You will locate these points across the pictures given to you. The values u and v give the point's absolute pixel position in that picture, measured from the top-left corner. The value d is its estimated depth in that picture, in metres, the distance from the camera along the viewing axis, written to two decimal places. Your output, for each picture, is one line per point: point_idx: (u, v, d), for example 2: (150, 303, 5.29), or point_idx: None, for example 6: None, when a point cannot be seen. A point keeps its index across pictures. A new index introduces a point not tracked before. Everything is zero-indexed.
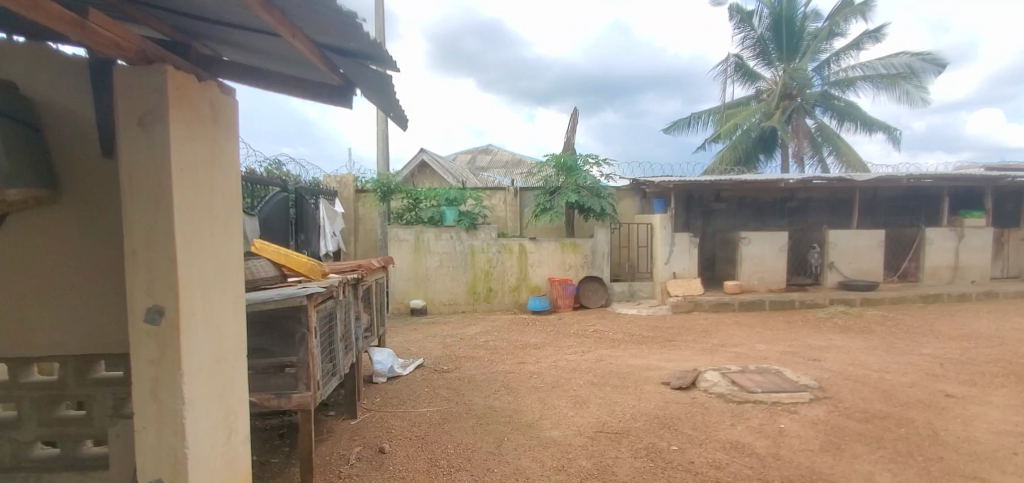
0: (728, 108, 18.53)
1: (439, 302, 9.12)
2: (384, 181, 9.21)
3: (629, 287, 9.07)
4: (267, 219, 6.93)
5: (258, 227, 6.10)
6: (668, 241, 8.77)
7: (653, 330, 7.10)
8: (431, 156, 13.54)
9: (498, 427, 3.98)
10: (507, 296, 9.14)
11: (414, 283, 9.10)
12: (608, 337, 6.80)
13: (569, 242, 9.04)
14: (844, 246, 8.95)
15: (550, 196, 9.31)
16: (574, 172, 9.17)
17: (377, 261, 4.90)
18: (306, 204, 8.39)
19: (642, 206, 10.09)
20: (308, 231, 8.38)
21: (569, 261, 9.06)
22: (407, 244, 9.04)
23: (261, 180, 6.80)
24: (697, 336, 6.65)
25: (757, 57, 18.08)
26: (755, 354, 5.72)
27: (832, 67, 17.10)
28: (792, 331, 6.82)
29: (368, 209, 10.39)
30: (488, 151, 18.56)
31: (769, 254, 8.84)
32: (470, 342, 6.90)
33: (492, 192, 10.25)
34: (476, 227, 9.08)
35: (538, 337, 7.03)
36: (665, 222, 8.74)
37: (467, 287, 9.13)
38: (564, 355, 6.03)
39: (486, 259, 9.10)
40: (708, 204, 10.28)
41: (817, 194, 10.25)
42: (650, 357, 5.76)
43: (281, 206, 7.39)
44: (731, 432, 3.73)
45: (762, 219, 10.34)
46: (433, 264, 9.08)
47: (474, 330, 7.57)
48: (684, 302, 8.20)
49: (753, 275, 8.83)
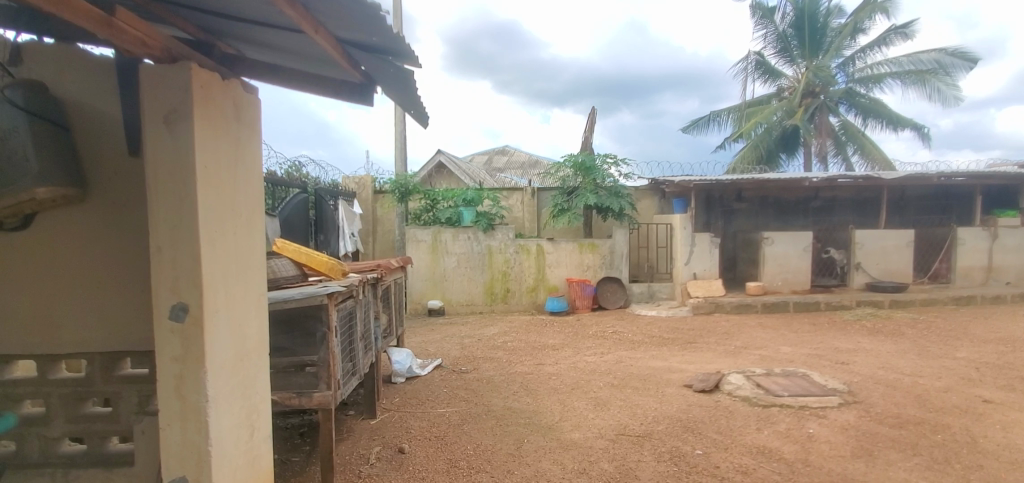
0: (748, 107, 18.30)
1: (456, 302, 9.12)
2: (402, 181, 9.30)
3: (648, 288, 8.96)
4: (286, 219, 7.01)
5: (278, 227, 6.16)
6: (687, 241, 8.63)
7: (673, 332, 6.99)
8: (448, 157, 13.61)
9: (517, 428, 3.94)
10: (525, 297, 9.09)
11: (431, 283, 9.12)
12: (627, 339, 6.71)
13: (587, 242, 8.97)
14: (871, 246, 8.74)
15: (568, 197, 9.26)
16: (592, 172, 9.10)
17: (395, 260, 4.90)
18: (325, 205, 8.46)
19: (661, 206, 9.97)
20: (326, 232, 8.45)
21: (587, 262, 8.99)
22: (425, 244, 9.07)
23: (277, 181, 6.86)
24: (719, 339, 6.52)
25: (777, 54, 17.90)
26: (780, 357, 5.59)
27: (856, 63, 16.96)
28: (818, 333, 6.66)
29: (385, 210, 10.44)
30: (505, 152, 18.56)
31: (793, 255, 8.67)
32: (488, 342, 6.87)
33: (509, 192, 10.24)
34: (493, 228, 9.06)
35: (557, 338, 6.97)
36: (684, 221, 8.60)
37: (485, 288, 9.11)
38: (583, 356, 5.96)
39: (504, 260, 9.07)
40: (729, 204, 10.13)
41: (842, 193, 10.03)
42: (671, 359, 5.66)
43: (300, 206, 7.49)
44: (758, 437, 3.64)
45: (784, 220, 10.17)
46: (451, 265, 9.09)
47: (492, 331, 7.54)
48: (705, 304, 8.07)
49: (775, 276, 8.65)
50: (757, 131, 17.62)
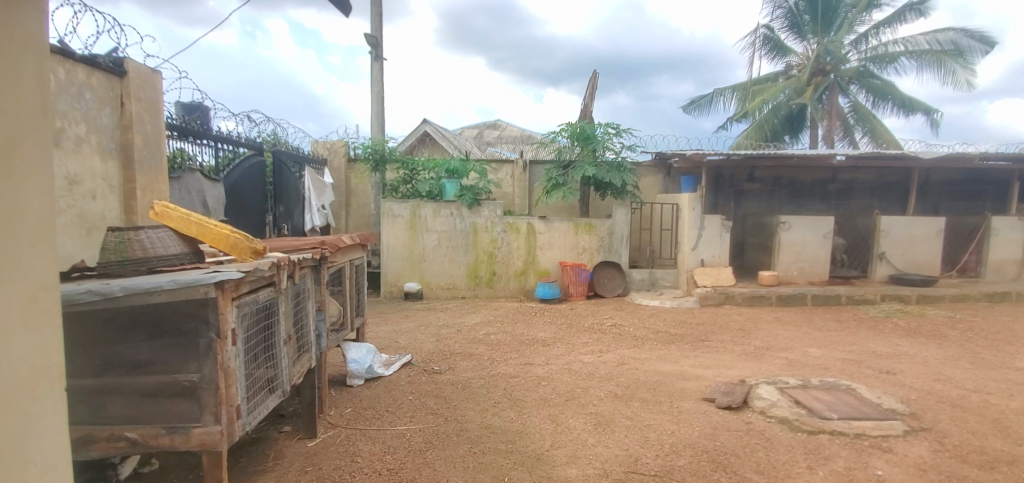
0: (755, 84, 17.34)
1: (435, 286, 8.17)
2: (377, 148, 8.27)
3: (650, 275, 8.04)
4: (232, 185, 5.97)
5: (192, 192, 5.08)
6: (696, 224, 7.71)
7: (680, 326, 6.12)
8: (434, 126, 12.54)
9: (497, 459, 3.02)
10: (512, 281, 8.15)
11: (409, 263, 8.15)
12: (629, 334, 5.83)
13: (584, 222, 8.03)
14: (897, 235, 7.89)
15: (563, 171, 8.29)
16: (591, 142, 8.13)
17: (350, 237, 3.91)
18: (287, 171, 7.40)
19: (666, 185, 9.00)
20: (288, 203, 7.42)
21: (583, 244, 8.06)
22: (403, 220, 8.10)
23: (222, 138, 5.81)
24: (734, 336, 5.67)
25: (788, 29, 16.90)
26: (812, 362, 4.73)
27: (870, 41, 16.02)
28: (847, 332, 5.81)
29: (360, 181, 9.40)
30: (497, 126, 17.45)
31: (811, 242, 7.80)
32: (469, 334, 5.95)
33: (499, 165, 9.26)
34: (479, 203, 8.07)
35: (548, 330, 6.06)
36: (693, 201, 7.67)
37: (468, 270, 8.15)
38: (580, 355, 5.06)
39: (490, 239, 8.11)
40: (739, 184, 9.28)
41: (862, 176, 9.20)
42: (683, 361, 4.78)
43: (253, 171, 6.46)
44: (812, 480, 2.75)
45: (797, 202, 9.37)
46: (430, 243, 8.12)
47: (473, 320, 6.64)
48: (714, 294, 7.21)
49: (791, 265, 7.80)
50: (763, 110, 16.67)
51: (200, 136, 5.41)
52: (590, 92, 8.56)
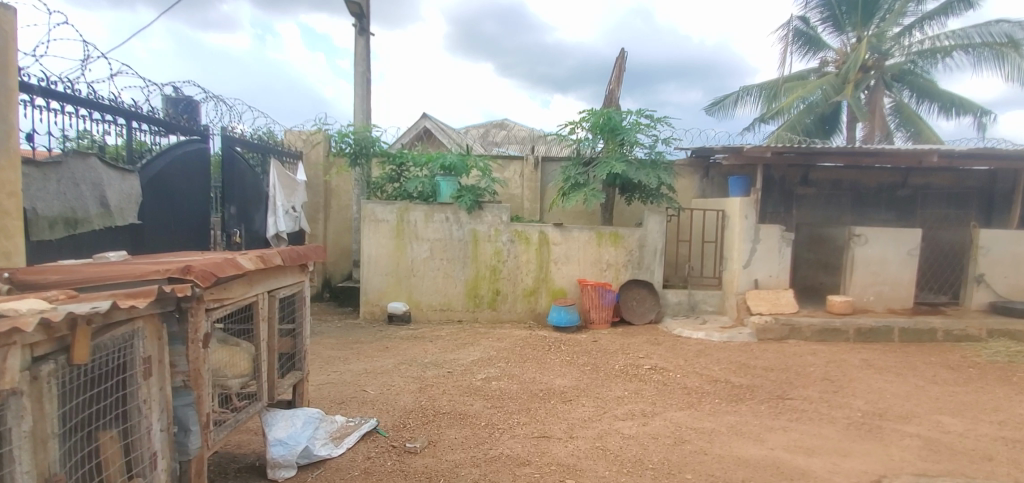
0: (787, 81, 15.82)
1: (426, 307, 6.71)
2: (360, 138, 6.83)
3: (688, 298, 6.54)
4: (154, 179, 4.58)
5: (81, 187, 3.72)
6: (749, 236, 6.20)
7: (743, 373, 4.62)
8: (435, 122, 11.17)
9: None
10: (520, 303, 6.66)
11: (394, 278, 6.71)
12: (679, 384, 4.33)
13: (609, 231, 6.55)
14: (998, 253, 6.36)
15: (583, 168, 6.83)
16: (617, 134, 6.69)
17: (274, 255, 2.48)
18: (242, 164, 5.98)
19: (705, 189, 7.53)
20: (244, 202, 6.01)
21: (606, 258, 6.58)
22: (388, 226, 6.65)
23: (147, 117, 4.47)
24: (823, 393, 4.17)
25: (825, 21, 15.39)
26: (960, 445, 3.29)
27: (914, 35, 14.41)
28: (974, 390, 4.34)
29: (343, 179, 7.96)
30: (505, 124, 16.00)
31: (892, 260, 6.31)
32: (463, 380, 4.48)
33: (505, 161, 7.82)
34: (480, 207, 6.60)
35: (567, 376, 4.57)
36: (746, 208, 6.17)
37: (466, 287, 6.68)
38: (617, 422, 3.56)
39: (493, 251, 6.65)
40: (790, 187, 7.80)
41: (938, 181, 7.70)
42: (772, 441, 3.27)
43: (191, 162, 5.09)
44: None
45: (859, 211, 7.86)
46: (421, 255, 6.68)
47: (469, 356, 5.17)
48: (775, 326, 5.72)
49: (866, 289, 6.32)
50: (795, 109, 15.10)
51: (105, 109, 4.03)
52: (617, 75, 7.08)
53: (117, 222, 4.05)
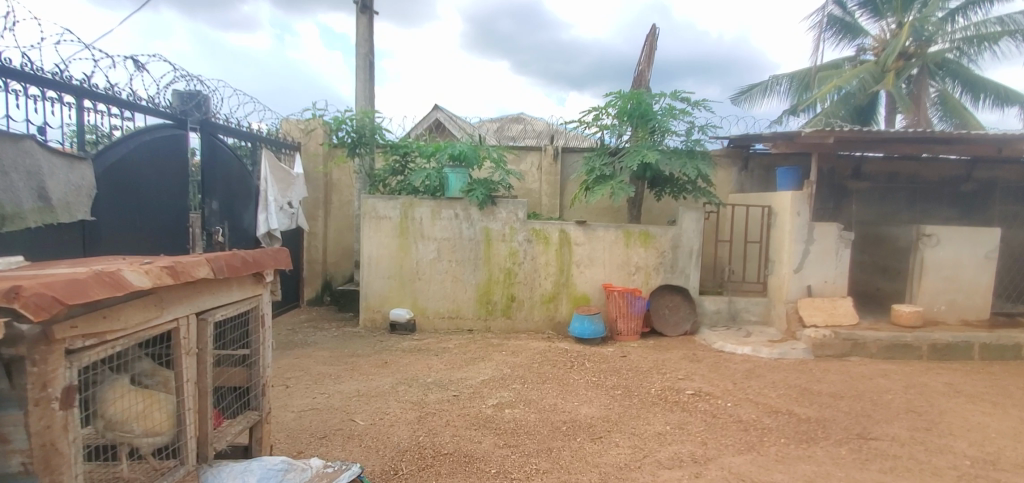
0: (821, 71, 14.77)
1: (433, 314, 6.03)
2: (360, 126, 6.16)
3: (729, 306, 5.75)
4: (115, 169, 3.98)
5: (12, 176, 3.11)
6: (802, 236, 5.39)
7: (807, 401, 3.84)
8: (447, 114, 10.49)
9: None
10: (537, 311, 5.94)
11: (397, 282, 6.03)
12: (732, 416, 3.58)
13: (638, 230, 5.79)
14: None
15: (608, 159, 6.07)
16: (648, 119, 5.92)
17: (210, 266, 1.81)
18: (228, 154, 5.35)
19: (743, 183, 6.72)
20: (230, 198, 5.38)
21: (635, 261, 5.82)
22: (390, 223, 5.98)
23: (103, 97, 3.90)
24: (912, 431, 3.38)
25: (862, 6, 14.30)
26: None
27: (961, 19, 13.29)
28: None
29: (345, 172, 7.29)
30: (520, 118, 15.19)
31: (968, 263, 5.44)
32: (470, 407, 3.77)
33: (521, 153, 7.10)
34: (493, 202, 5.89)
35: (595, 402, 3.83)
36: (798, 203, 5.36)
37: (477, 292, 5.98)
38: (662, 472, 2.81)
39: (508, 252, 5.93)
40: (840, 181, 6.94)
41: (1010, 173, 6.76)
42: None
43: (161, 149, 4.45)
44: None
45: (919, 208, 6.96)
46: (427, 256, 5.99)
47: (478, 375, 4.46)
48: (835, 341, 4.93)
49: (938, 297, 5.45)
50: (829, 100, 14.04)
51: (42, 84, 3.49)
52: (647, 54, 6.30)
53: (59, 217, 3.45)
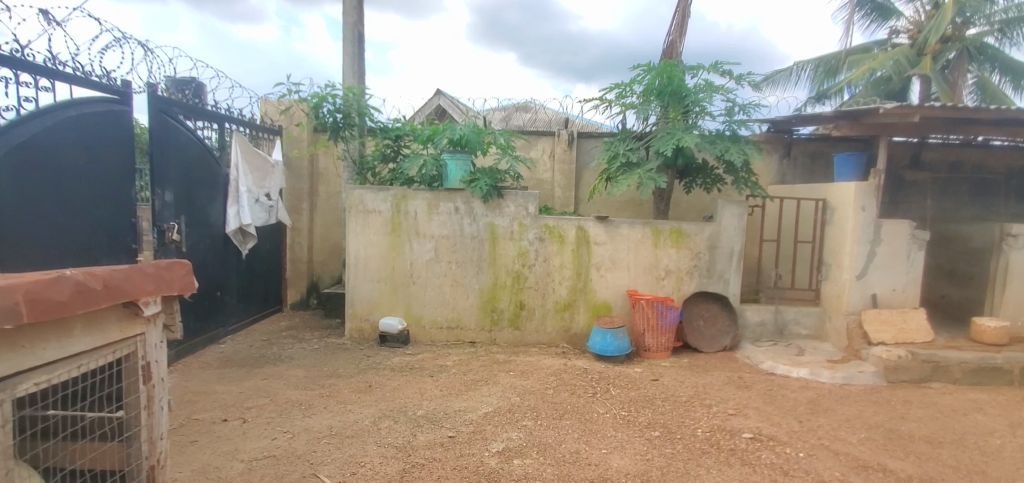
0: (850, 54, 13.68)
1: (429, 324, 5.22)
2: (346, 104, 5.32)
3: (775, 318, 4.91)
4: (22, 151, 3.15)
5: None
6: (867, 236, 4.53)
7: (900, 451, 3.02)
8: (450, 99, 9.64)
9: None
10: (550, 321, 5.11)
11: (388, 286, 5.21)
12: (811, 473, 2.75)
13: (669, 228, 4.94)
14: None
15: (634, 144, 5.21)
16: (683, 97, 5.05)
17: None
18: (186, 136, 4.55)
19: (785, 172, 5.84)
20: (189, 187, 4.57)
21: (664, 264, 4.97)
22: (380, 219, 5.15)
23: (8, 59, 3.03)
24: None
25: None
26: None
27: None
28: None
29: (331, 159, 6.44)
30: None
31: None
32: (471, 454, 2.96)
33: (532, 137, 6.24)
34: (499, 194, 5.05)
35: (629, 448, 3.01)
36: (862, 196, 4.50)
37: (480, 299, 5.16)
38: None
39: (516, 252, 5.10)
40: (896, 172, 6.04)
41: None
42: None
43: (90, 129, 3.62)
44: None
45: (987, 203, 6.05)
46: (423, 256, 5.17)
47: (480, 406, 3.63)
48: (913, 364, 4.10)
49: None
50: (859, 85, 12.92)
51: None
52: (680, 21, 5.40)
53: None
